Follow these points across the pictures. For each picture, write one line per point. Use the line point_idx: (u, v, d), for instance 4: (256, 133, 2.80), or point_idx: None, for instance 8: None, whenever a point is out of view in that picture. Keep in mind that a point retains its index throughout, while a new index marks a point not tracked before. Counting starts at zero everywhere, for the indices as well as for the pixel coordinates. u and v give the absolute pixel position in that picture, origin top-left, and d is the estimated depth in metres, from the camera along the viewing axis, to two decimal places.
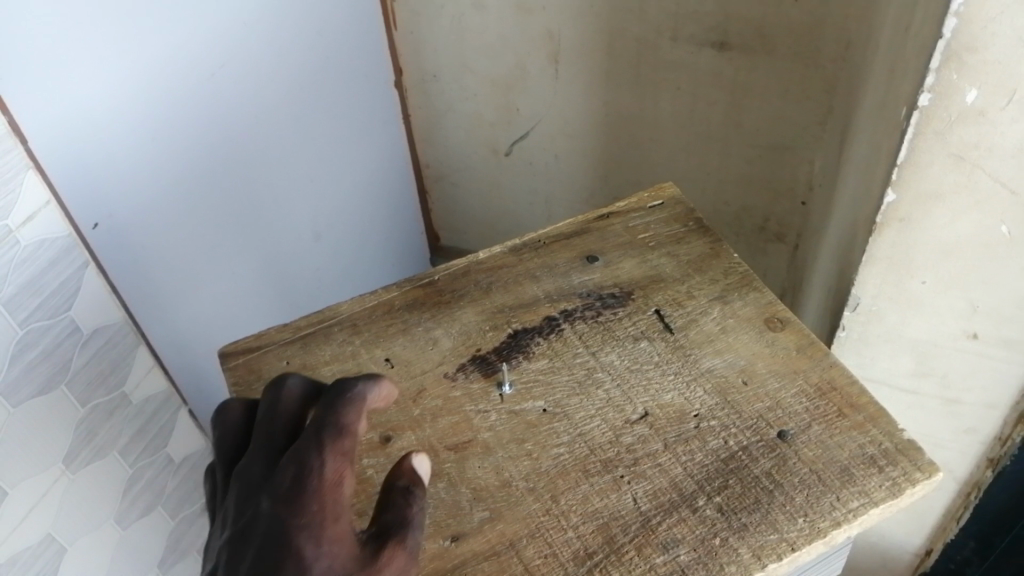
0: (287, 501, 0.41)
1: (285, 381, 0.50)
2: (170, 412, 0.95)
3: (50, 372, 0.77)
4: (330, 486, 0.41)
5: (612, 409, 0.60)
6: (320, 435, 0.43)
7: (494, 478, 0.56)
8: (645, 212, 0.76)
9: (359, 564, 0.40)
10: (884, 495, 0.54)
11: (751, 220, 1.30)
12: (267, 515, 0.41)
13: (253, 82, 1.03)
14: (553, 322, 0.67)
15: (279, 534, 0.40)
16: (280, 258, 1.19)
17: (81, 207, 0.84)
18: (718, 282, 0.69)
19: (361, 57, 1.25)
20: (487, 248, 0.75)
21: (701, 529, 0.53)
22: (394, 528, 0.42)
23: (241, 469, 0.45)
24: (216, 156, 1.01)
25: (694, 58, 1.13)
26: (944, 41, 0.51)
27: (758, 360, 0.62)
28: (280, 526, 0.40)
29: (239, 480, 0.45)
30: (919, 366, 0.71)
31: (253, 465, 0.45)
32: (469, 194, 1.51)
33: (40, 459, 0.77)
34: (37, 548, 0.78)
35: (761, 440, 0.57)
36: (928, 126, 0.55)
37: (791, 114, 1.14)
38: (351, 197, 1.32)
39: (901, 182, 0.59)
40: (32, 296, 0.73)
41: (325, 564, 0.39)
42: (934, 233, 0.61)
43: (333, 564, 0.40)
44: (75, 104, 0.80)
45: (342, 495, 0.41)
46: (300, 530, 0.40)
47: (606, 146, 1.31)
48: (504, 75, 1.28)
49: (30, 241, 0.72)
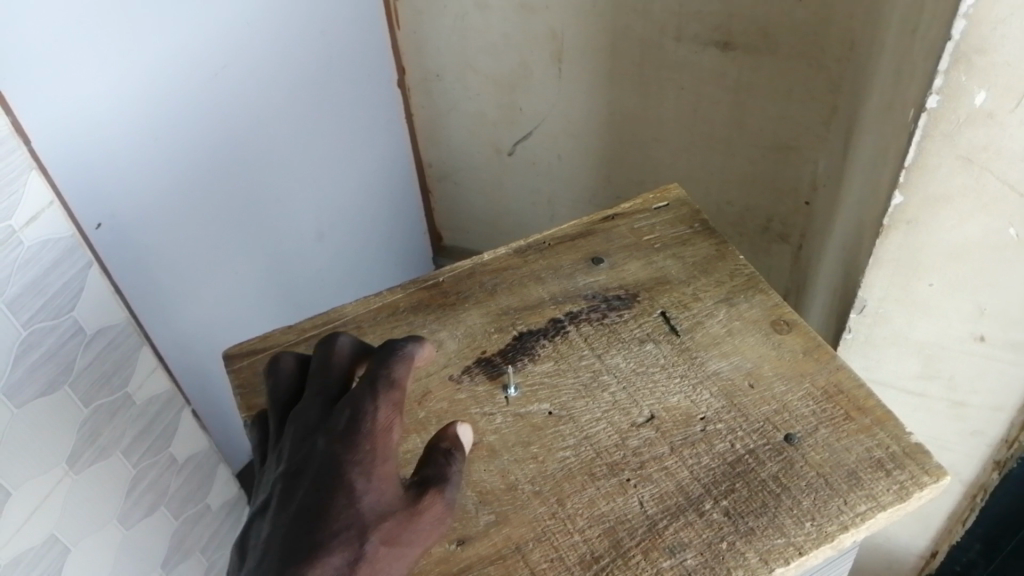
0: (343, 438, 0.45)
1: (340, 339, 0.53)
2: (173, 412, 0.95)
3: (54, 373, 0.77)
4: (381, 429, 0.45)
5: (618, 412, 0.60)
6: (374, 383, 0.46)
7: (500, 481, 0.56)
8: (650, 214, 0.76)
9: (403, 502, 0.44)
10: (892, 499, 0.53)
11: (754, 220, 1.30)
12: (324, 449, 0.45)
13: (256, 82, 1.03)
14: (558, 324, 0.67)
15: (334, 466, 0.44)
16: (284, 258, 1.19)
17: (82, 206, 0.85)
18: (724, 284, 0.68)
19: (364, 57, 1.25)
20: (492, 250, 0.74)
21: (708, 533, 0.52)
22: (435, 477, 0.46)
23: (298, 411, 0.49)
24: (219, 156, 1.01)
25: (698, 58, 1.13)
26: (953, 43, 0.51)
27: (765, 362, 0.62)
28: (336, 459, 0.44)
29: (297, 421, 0.49)
30: (925, 369, 0.71)
31: (310, 408, 0.49)
32: (472, 193, 1.51)
33: (44, 460, 0.77)
34: (41, 549, 0.78)
35: (767, 443, 0.57)
36: (937, 128, 0.55)
37: (795, 114, 1.14)
38: (354, 197, 1.32)
39: (908, 184, 0.59)
40: (36, 297, 0.73)
41: (374, 496, 0.43)
42: (942, 236, 0.61)
43: (381, 497, 0.43)
44: (76, 104, 0.80)
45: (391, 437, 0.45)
46: (353, 464, 0.44)
47: (609, 146, 1.31)
48: (507, 74, 1.28)
49: (34, 241, 0.72)
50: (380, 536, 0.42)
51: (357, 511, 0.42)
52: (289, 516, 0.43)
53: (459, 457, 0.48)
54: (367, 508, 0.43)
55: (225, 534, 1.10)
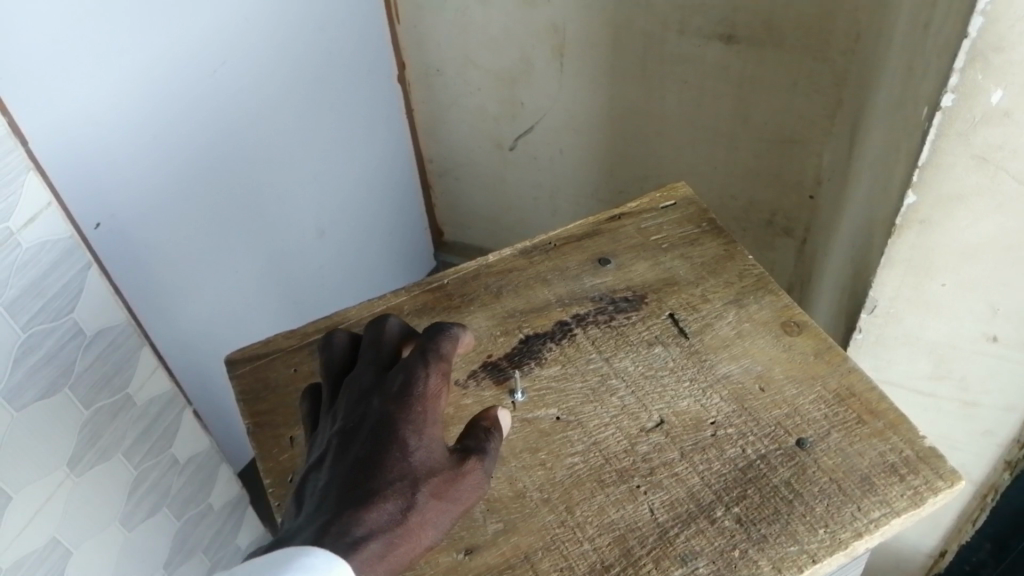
0: (396, 400, 0.48)
1: (389, 318, 0.57)
2: (175, 412, 0.94)
3: (53, 375, 0.76)
4: (430, 395, 0.49)
5: (627, 417, 0.59)
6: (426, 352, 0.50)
7: (508, 489, 0.55)
8: (657, 213, 0.75)
9: (449, 462, 0.47)
10: (906, 505, 0.52)
11: (758, 214, 1.29)
12: (378, 409, 0.48)
13: (254, 79, 1.02)
14: (565, 327, 0.66)
15: (388, 424, 0.47)
16: (284, 256, 1.18)
17: (81, 207, 0.84)
18: (733, 285, 0.67)
19: (363, 52, 1.23)
20: (497, 250, 0.73)
21: (720, 541, 0.51)
22: (476, 445, 0.49)
23: (350, 377, 0.53)
24: (218, 153, 1.00)
25: (701, 51, 1.12)
26: (970, 41, 0.50)
27: (776, 365, 0.61)
28: (390, 418, 0.47)
29: (349, 386, 0.52)
30: (937, 369, 0.70)
31: (362, 376, 0.52)
32: (473, 189, 1.50)
33: (45, 463, 0.77)
34: (43, 552, 0.77)
35: (779, 448, 0.56)
36: (951, 127, 0.54)
37: (800, 108, 1.12)
38: (354, 193, 1.30)
39: (921, 184, 0.58)
40: (35, 299, 0.72)
41: (424, 453, 0.47)
42: (955, 236, 0.60)
43: (430, 455, 0.47)
44: (73, 101, 0.79)
45: (439, 404, 0.49)
46: (405, 423, 0.47)
47: (611, 140, 1.30)
48: (509, 69, 1.27)
49: (32, 243, 0.71)
50: (429, 489, 0.45)
51: (409, 464, 0.46)
52: (343, 467, 0.46)
53: (495, 432, 0.51)
54: (418, 463, 0.46)
55: (229, 533, 1.10)
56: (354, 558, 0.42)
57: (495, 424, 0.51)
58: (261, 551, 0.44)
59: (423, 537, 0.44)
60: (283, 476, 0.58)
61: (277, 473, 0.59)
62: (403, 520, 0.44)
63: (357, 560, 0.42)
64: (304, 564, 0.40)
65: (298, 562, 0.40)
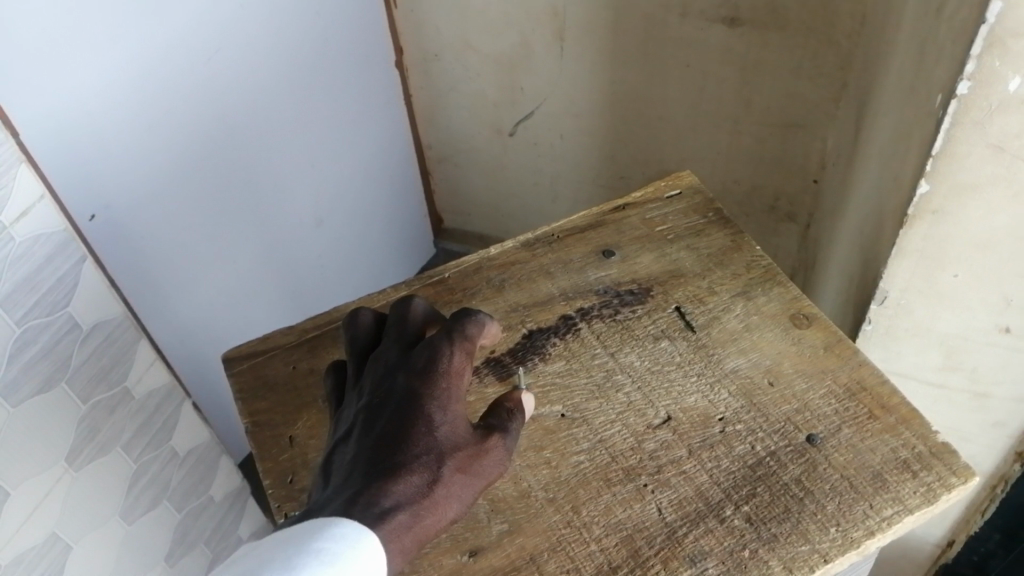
0: (421, 377, 0.48)
1: (413, 299, 0.57)
2: (173, 405, 0.92)
3: (50, 370, 0.75)
4: (455, 373, 0.49)
5: (633, 414, 0.58)
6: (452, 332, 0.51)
7: (512, 488, 0.54)
8: (662, 203, 0.74)
9: (472, 438, 0.47)
10: (919, 502, 0.51)
11: (761, 199, 1.27)
12: (403, 385, 0.48)
13: (247, 66, 0.99)
14: (569, 321, 0.64)
15: (414, 399, 0.47)
16: (282, 246, 1.16)
17: (75, 199, 0.83)
18: (740, 277, 0.66)
19: (359, 38, 1.21)
20: (499, 243, 0.72)
21: (729, 541, 0.50)
22: (497, 424, 0.50)
23: (375, 355, 0.53)
24: (213, 142, 0.98)
25: (704, 34, 1.09)
26: (988, 26, 0.48)
27: (784, 359, 0.60)
28: (415, 394, 0.48)
29: (374, 363, 0.52)
30: (947, 360, 0.68)
31: (386, 354, 0.52)
32: (473, 175, 1.48)
33: (43, 459, 0.75)
34: (42, 548, 0.76)
35: (789, 445, 0.55)
36: (967, 115, 0.52)
37: (804, 92, 1.10)
38: (352, 181, 1.29)
39: (935, 173, 0.56)
40: (29, 294, 0.71)
41: (449, 429, 0.47)
42: (968, 226, 0.58)
43: (454, 431, 0.47)
44: (62, 90, 0.77)
45: (462, 382, 0.49)
46: (430, 400, 0.48)
47: (612, 125, 1.27)
48: (508, 54, 1.24)
49: (24, 237, 0.69)
50: (454, 464, 0.46)
51: (434, 439, 0.46)
52: (370, 441, 0.46)
53: (518, 415, 0.52)
54: (443, 438, 0.46)
55: (230, 525, 1.09)
56: (381, 528, 0.42)
57: (518, 406, 0.51)
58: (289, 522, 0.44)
59: (448, 510, 0.45)
60: (282, 477, 0.57)
61: (276, 473, 0.57)
62: (429, 493, 0.44)
63: (385, 530, 0.42)
64: (333, 533, 0.40)
65: (329, 531, 0.41)
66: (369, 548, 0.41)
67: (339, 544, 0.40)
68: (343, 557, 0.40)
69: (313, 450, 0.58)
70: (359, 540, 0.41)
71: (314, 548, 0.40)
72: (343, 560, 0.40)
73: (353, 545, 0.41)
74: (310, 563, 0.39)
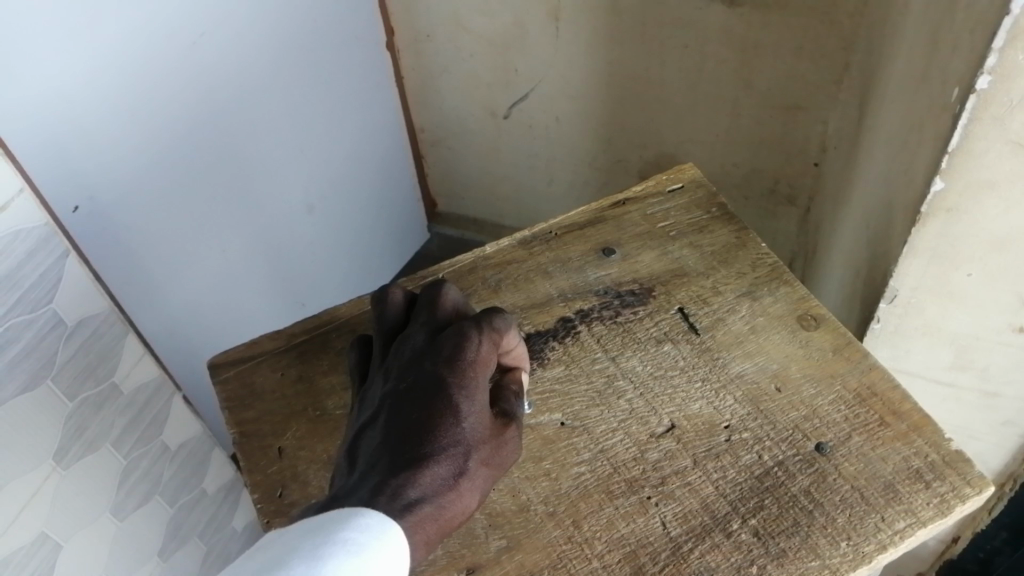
0: (448, 365, 0.47)
1: (444, 282, 0.55)
2: (163, 399, 0.89)
3: (34, 368, 0.71)
4: (481, 363, 0.48)
5: (636, 422, 0.56)
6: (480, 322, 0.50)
7: (511, 502, 0.52)
8: (663, 198, 0.72)
9: (493, 430, 0.47)
10: (932, 514, 0.49)
11: (760, 182, 1.23)
12: (430, 373, 0.47)
13: (228, 49, 0.95)
14: (568, 324, 0.62)
15: (440, 387, 0.46)
16: (272, 235, 1.13)
17: (56, 192, 0.79)
18: (746, 276, 0.64)
19: (346, 19, 1.17)
20: (495, 240, 0.70)
21: (737, 556, 0.48)
22: (513, 415, 0.50)
23: (402, 338, 0.52)
24: (198, 129, 0.94)
25: (703, 14, 1.05)
26: (1011, 18, 0.45)
27: (792, 363, 0.58)
28: (442, 382, 0.47)
29: (401, 347, 0.51)
30: (958, 359, 0.66)
31: (413, 338, 0.51)
32: (467, 160, 1.45)
33: (29, 457, 0.72)
34: (31, 548, 0.72)
35: (798, 454, 0.53)
36: (986, 110, 0.50)
37: (806, 73, 1.06)
38: (342, 168, 1.25)
39: (950, 170, 0.53)
40: (10, 291, 0.67)
41: (474, 420, 0.46)
42: (984, 225, 0.56)
43: (479, 422, 0.46)
44: (36, 76, 0.73)
45: (488, 372, 0.48)
46: (456, 388, 0.47)
47: (609, 107, 1.24)
48: (502, 34, 1.21)
49: (4, 233, 0.66)
50: (478, 458, 0.45)
51: (459, 430, 0.45)
52: (395, 428, 0.45)
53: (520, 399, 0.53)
54: (468, 429, 0.46)
55: (224, 517, 1.05)
56: (405, 520, 0.41)
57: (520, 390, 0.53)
58: (309, 511, 0.42)
59: (470, 502, 0.44)
60: (272, 491, 0.55)
61: (265, 487, 0.55)
62: (453, 486, 0.44)
63: (411, 522, 0.41)
64: (359, 524, 0.39)
65: (354, 520, 0.39)
66: (394, 543, 0.40)
67: (366, 535, 0.39)
68: (371, 548, 0.38)
69: (303, 462, 0.56)
70: (385, 532, 0.40)
71: (340, 538, 0.38)
72: (370, 550, 0.38)
73: (379, 537, 0.39)
74: (339, 553, 0.37)
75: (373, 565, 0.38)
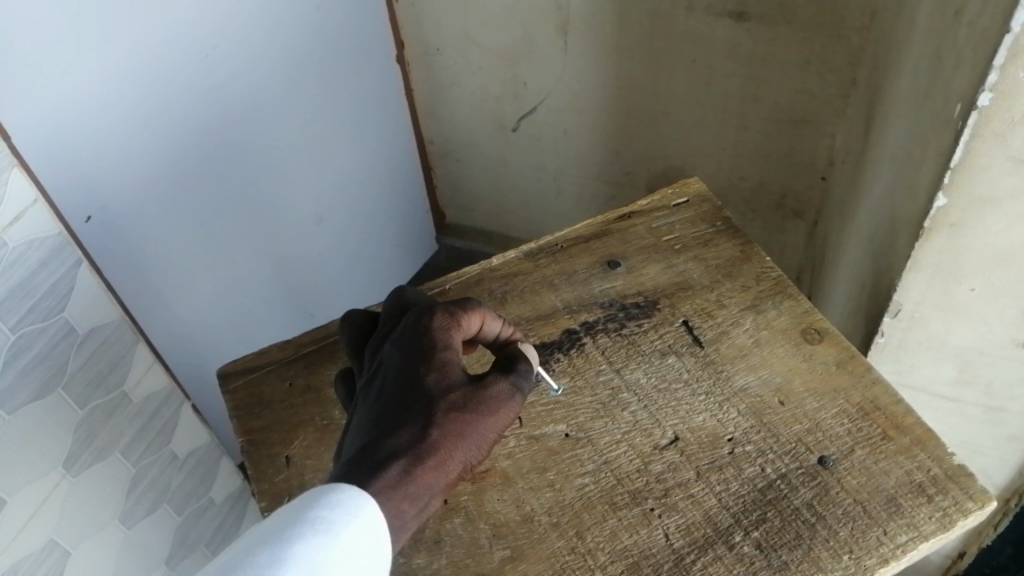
0: (409, 341, 0.49)
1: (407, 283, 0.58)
2: (172, 408, 0.90)
3: (45, 376, 0.72)
4: (443, 330, 0.49)
5: (640, 434, 0.56)
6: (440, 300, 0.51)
7: (515, 513, 0.53)
8: (669, 212, 0.73)
9: (467, 384, 0.47)
10: (934, 528, 0.49)
11: (768, 195, 1.24)
12: (395, 353, 0.49)
13: (239, 61, 0.96)
14: (573, 336, 0.63)
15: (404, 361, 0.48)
16: (281, 245, 1.14)
17: (68, 202, 0.81)
18: (750, 290, 0.65)
19: (357, 32, 1.18)
20: (501, 252, 0.71)
21: (739, 568, 0.48)
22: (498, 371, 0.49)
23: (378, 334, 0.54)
24: (210, 140, 0.96)
25: (711, 29, 1.06)
26: (1011, 36, 0.46)
27: (795, 377, 0.58)
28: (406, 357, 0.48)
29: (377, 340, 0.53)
30: (962, 373, 0.66)
31: (386, 330, 0.53)
32: (475, 171, 1.46)
33: (39, 466, 0.72)
34: (39, 556, 0.73)
35: (800, 467, 0.53)
36: (988, 126, 0.50)
37: (812, 88, 1.07)
38: (351, 179, 1.27)
39: (953, 186, 0.54)
40: (24, 300, 0.68)
41: (439, 380, 0.47)
42: (985, 241, 0.56)
43: (447, 381, 0.47)
44: (50, 88, 0.74)
45: (453, 337, 0.49)
46: (419, 358, 0.48)
47: (616, 119, 1.25)
48: (510, 48, 1.22)
49: (18, 242, 0.67)
50: (448, 406, 0.46)
51: (423, 388, 0.46)
52: (369, 407, 0.47)
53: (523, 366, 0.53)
54: (434, 388, 0.46)
55: (231, 526, 1.05)
56: (375, 482, 0.42)
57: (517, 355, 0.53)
58: None
59: (448, 453, 0.45)
60: (279, 499, 0.56)
61: (273, 495, 0.56)
62: (424, 439, 0.45)
63: (381, 483, 0.43)
64: (329, 501, 0.41)
65: (322, 497, 0.41)
66: (365, 514, 0.41)
67: (337, 512, 0.40)
68: (342, 524, 0.40)
69: (310, 471, 0.57)
70: (360, 506, 0.41)
71: (310, 518, 0.40)
72: (345, 531, 0.40)
73: (351, 512, 0.41)
74: (308, 534, 0.40)
75: (343, 539, 0.40)
